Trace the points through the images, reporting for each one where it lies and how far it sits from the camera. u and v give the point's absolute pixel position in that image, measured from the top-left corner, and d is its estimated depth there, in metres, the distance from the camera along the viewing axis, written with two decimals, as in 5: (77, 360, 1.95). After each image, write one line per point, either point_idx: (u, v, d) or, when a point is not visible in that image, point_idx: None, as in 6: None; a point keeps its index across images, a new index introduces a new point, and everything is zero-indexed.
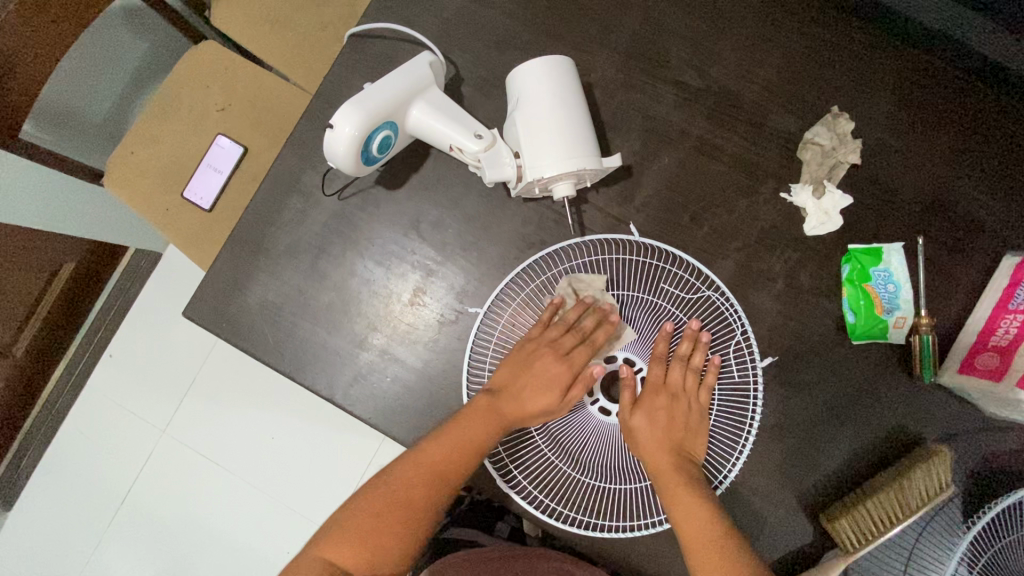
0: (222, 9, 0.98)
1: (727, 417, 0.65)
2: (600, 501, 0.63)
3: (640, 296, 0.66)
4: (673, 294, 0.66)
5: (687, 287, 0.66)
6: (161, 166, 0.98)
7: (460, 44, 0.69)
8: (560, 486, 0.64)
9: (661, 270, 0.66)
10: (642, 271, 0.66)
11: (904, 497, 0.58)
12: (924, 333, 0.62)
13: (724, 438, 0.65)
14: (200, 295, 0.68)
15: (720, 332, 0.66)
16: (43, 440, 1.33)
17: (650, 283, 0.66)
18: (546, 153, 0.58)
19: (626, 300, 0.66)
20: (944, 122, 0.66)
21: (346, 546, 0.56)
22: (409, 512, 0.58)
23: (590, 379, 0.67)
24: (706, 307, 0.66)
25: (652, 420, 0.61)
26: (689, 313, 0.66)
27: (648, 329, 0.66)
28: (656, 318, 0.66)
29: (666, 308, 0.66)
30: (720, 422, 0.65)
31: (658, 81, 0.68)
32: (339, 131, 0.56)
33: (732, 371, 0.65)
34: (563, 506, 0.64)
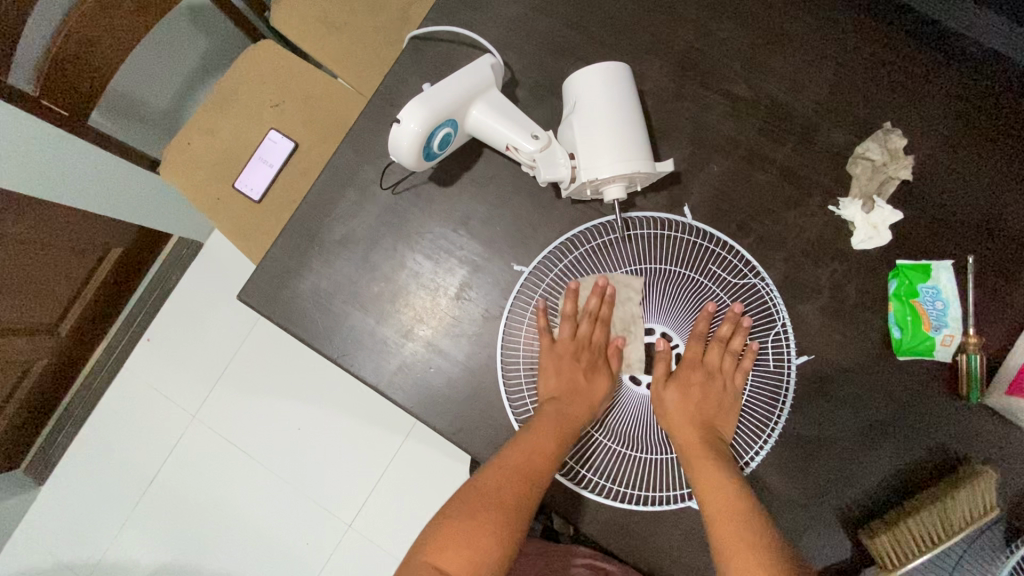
0: (281, 10, 1.03)
1: (759, 401, 0.67)
2: (622, 466, 0.66)
3: (682, 273, 0.67)
4: (721, 276, 0.67)
5: (733, 271, 0.67)
6: (216, 157, 1.02)
7: (516, 49, 0.71)
8: (584, 447, 0.67)
9: (708, 252, 0.67)
10: (687, 251, 0.67)
11: (949, 518, 0.57)
12: (971, 353, 0.62)
13: (755, 421, 0.66)
14: (255, 279, 0.70)
15: (761, 319, 0.67)
16: (78, 419, 1.38)
17: (696, 263, 0.67)
18: (600, 157, 0.60)
19: (669, 273, 0.67)
20: (996, 141, 0.66)
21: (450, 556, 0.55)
22: (501, 521, 0.58)
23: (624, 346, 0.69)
24: (749, 293, 0.67)
25: (685, 394, 0.64)
26: (732, 296, 0.67)
27: (687, 307, 0.68)
28: (698, 296, 0.67)
29: (708, 287, 0.67)
30: (750, 405, 0.67)
31: (710, 92, 0.69)
32: (405, 126, 0.58)
33: (767, 358, 0.67)
34: (585, 468, 0.66)
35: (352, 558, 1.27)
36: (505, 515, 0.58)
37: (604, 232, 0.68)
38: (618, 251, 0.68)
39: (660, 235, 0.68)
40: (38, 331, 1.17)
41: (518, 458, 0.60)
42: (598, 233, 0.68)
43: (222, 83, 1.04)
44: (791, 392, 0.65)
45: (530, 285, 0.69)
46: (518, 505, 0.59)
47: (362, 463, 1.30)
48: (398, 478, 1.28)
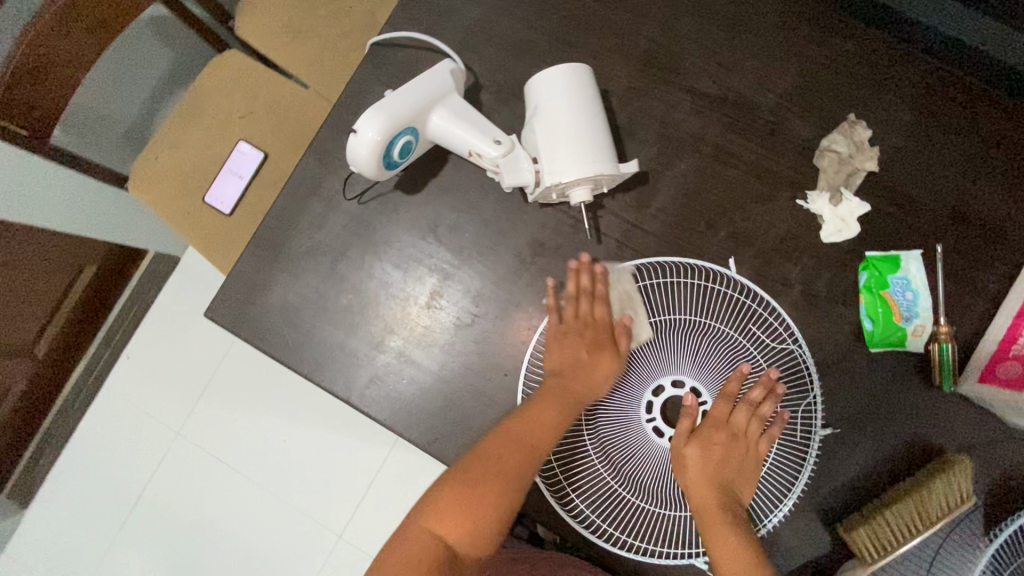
0: (246, 19, 1.01)
1: (782, 468, 0.64)
2: (632, 520, 0.63)
3: (717, 329, 0.64)
4: (760, 338, 0.64)
5: (764, 328, 0.64)
6: (184, 171, 1.01)
7: (479, 52, 0.70)
8: (597, 492, 0.63)
9: (734, 301, 0.65)
10: (713, 302, 0.65)
11: (926, 508, 0.57)
12: (942, 342, 0.62)
13: (774, 487, 0.64)
14: (221, 295, 0.69)
15: (794, 386, 0.64)
16: (60, 440, 1.35)
17: (727, 317, 0.64)
18: (563, 160, 0.59)
19: (707, 329, 0.64)
20: (961, 130, 0.66)
21: (445, 521, 0.56)
22: (498, 493, 0.57)
23: (650, 397, 0.64)
24: (787, 360, 0.64)
25: (705, 455, 0.60)
26: (767, 358, 0.64)
27: (720, 366, 0.64)
28: (734, 356, 0.64)
29: (744, 347, 0.64)
30: (773, 470, 0.64)
31: (675, 90, 0.69)
32: (363, 136, 0.57)
33: (797, 428, 0.64)
34: (591, 510, 0.64)
35: (344, 569, 1.26)
36: (502, 484, 0.57)
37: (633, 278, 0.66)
38: (648, 300, 0.65)
39: (681, 282, 0.65)
40: (13, 354, 1.15)
41: (516, 429, 0.59)
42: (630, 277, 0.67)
43: (189, 95, 1.02)
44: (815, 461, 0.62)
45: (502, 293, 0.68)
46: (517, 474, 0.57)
47: (349, 473, 1.29)
48: (386, 487, 1.27)
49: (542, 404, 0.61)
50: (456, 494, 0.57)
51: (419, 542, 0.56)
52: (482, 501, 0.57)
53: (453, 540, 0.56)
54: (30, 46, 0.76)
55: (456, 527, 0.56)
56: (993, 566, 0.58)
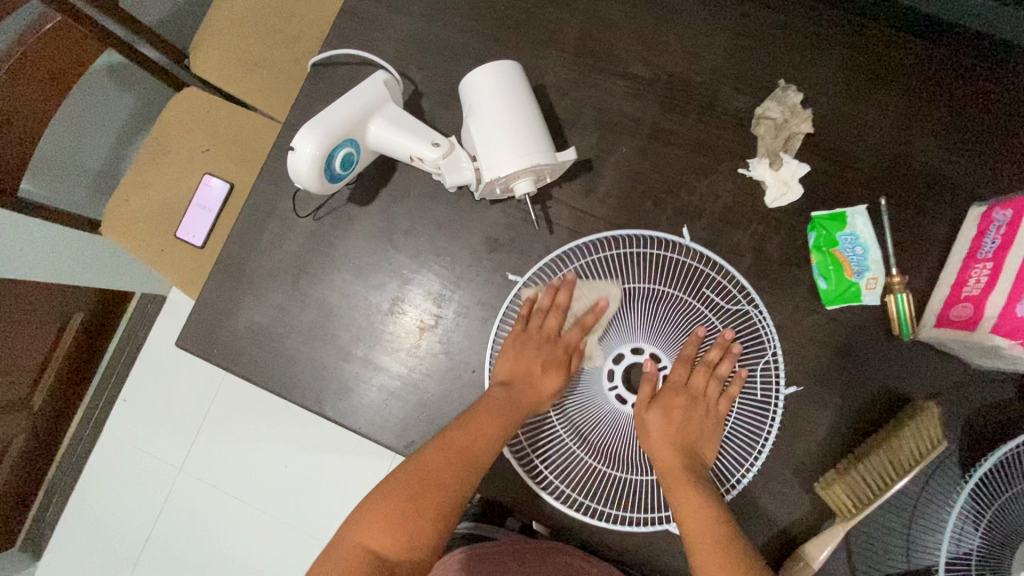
0: (199, 56, 1.04)
1: (744, 426, 0.66)
2: (605, 486, 0.64)
3: (670, 293, 0.66)
4: (715, 300, 0.66)
5: (718, 291, 0.66)
6: (154, 210, 1.03)
7: (416, 62, 0.72)
8: (569, 465, 0.65)
9: (687, 267, 0.66)
10: (667, 269, 0.67)
11: (897, 459, 0.58)
12: (896, 293, 0.63)
13: (739, 443, 0.66)
14: (190, 324, 0.70)
15: (752, 346, 0.66)
16: (66, 489, 1.37)
17: (681, 281, 0.66)
18: (500, 155, 0.60)
19: (661, 294, 0.66)
20: (891, 84, 0.67)
21: (378, 535, 0.56)
22: (432, 501, 0.58)
23: (611, 365, 0.66)
24: (742, 320, 0.66)
25: (666, 417, 0.62)
26: (724, 320, 0.66)
27: (677, 330, 0.66)
28: (690, 320, 0.66)
29: (701, 310, 0.66)
30: (734, 432, 0.66)
31: (608, 76, 0.70)
32: (302, 152, 0.59)
33: (756, 386, 0.65)
34: (562, 483, 0.65)
35: None
36: (433, 490, 0.58)
37: (586, 252, 0.68)
38: (602, 270, 0.67)
39: (634, 252, 0.67)
40: (10, 409, 1.17)
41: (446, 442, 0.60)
42: (584, 250, 0.68)
43: (152, 135, 1.05)
44: (778, 419, 0.64)
45: (462, 292, 0.69)
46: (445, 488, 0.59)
47: (353, 494, 1.29)
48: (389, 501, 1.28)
49: (493, 415, 0.62)
50: (391, 511, 0.57)
51: (355, 554, 0.55)
52: (417, 508, 0.57)
53: (388, 550, 0.56)
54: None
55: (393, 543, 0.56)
56: (973, 509, 0.59)
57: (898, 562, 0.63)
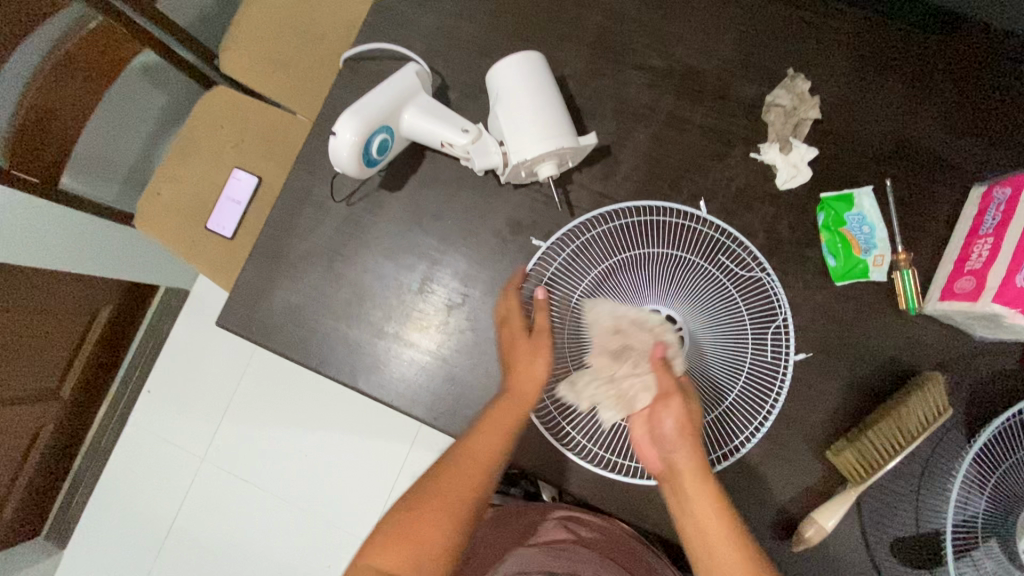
0: (229, 57, 1.09)
1: (758, 388, 0.67)
2: (620, 439, 0.67)
3: (686, 256, 0.68)
4: (729, 267, 0.68)
5: (737, 261, 0.69)
6: (185, 203, 1.08)
7: (442, 56, 0.77)
8: (586, 419, 0.67)
9: (703, 236, 0.70)
10: (685, 237, 0.70)
11: (905, 425, 0.62)
12: (903, 270, 0.67)
13: (749, 404, 0.66)
14: (230, 303, 0.74)
15: (763, 311, 0.68)
16: (90, 479, 1.40)
17: (697, 247, 0.69)
18: (527, 139, 0.64)
19: (679, 258, 0.68)
20: (893, 71, 0.71)
21: (432, 516, 0.57)
22: (470, 486, 0.59)
23: None
24: (755, 286, 0.68)
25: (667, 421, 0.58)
26: (738, 287, 0.68)
27: (692, 295, 0.67)
28: (706, 283, 0.67)
29: (717, 276, 0.68)
30: (746, 393, 0.67)
31: (625, 68, 0.74)
32: (342, 137, 0.62)
33: (767, 348, 0.67)
34: (579, 434, 0.67)
35: None
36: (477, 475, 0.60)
37: (606, 220, 0.71)
38: (621, 237, 0.70)
39: (653, 220, 0.71)
40: (39, 397, 1.22)
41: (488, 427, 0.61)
42: (603, 220, 0.71)
43: (184, 131, 1.10)
44: (787, 382, 0.66)
45: (488, 271, 0.73)
46: (487, 475, 0.60)
47: (372, 481, 1.35)
48: (409, 485, 1.34)
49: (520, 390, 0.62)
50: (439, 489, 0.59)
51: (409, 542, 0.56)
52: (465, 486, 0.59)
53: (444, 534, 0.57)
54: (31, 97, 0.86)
55: (424, 547, 0.56)
56: (978, 475, 0.63)
57: (906, 527, 0.66)
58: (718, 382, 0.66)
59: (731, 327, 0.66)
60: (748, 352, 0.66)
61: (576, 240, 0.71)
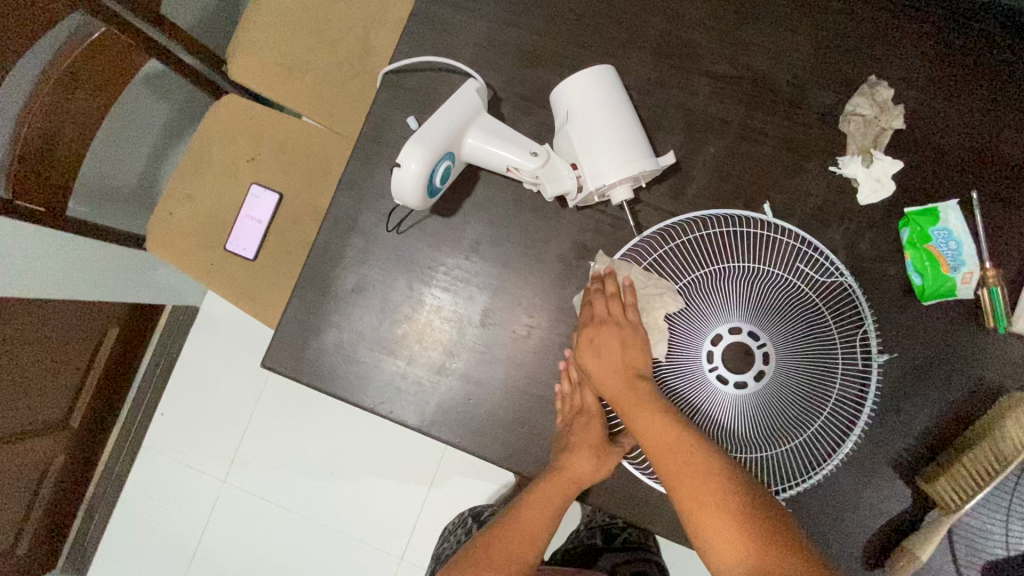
0: (240, 63, 1.01)
1: (851, 400, 0.61)
2: None
3: (764, 268, 0.63)
4: (808, 275, 0.64)
5: (819, 270, 0.64)
6: (200, 223, 1.01)
7: (493, 66, 0.71)
8: None
9: (782, 246, 0.65)
10: (761, 247, 0.66)
11: (1000, 450, 0.58)
12: (992, 286, 0.64)
13: (844, 416, 0.61)
14: (276, 343, 0.69)
15: (847, 318, 0.64)
16: (106, 508, 1.35)
17: (773, 257, 0.65)
18: (605, 163, 0.59)
19: (756, 270, 0.63)
20: (977, 75, 0.67)
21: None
22: (523, 552, 0.64)
23: (711, 346, 0.63)
24: (838, 292, 0.64)
25: (598, 354, 0.63)
26: (820, 295, 0.64)
27: (775, 307, 0.63)
28: (788, 294, 0.63)
29: (798, 285, 0.63)
30: (840, 405, 0.61)
31: (692, 76, 0.69)
32: (405, 168, 0.57)
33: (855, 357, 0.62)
34: None
35: None
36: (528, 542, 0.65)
37: (678, 234, 0.67)
38: (695, 253, 0.66)
39: (727, 232, 0.66)
40: (48, 429, 1.15)
41: (535, 502, 0.64)
42: (677, 231, 0.67)
43: (194, 145, 1.02)
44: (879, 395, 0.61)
45: (554, 299, 0.69)
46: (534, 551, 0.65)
47: (402, 497, 1.32)
48: (440, 500, 1.31)
49: (586, 454, 0.62)
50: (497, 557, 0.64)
51: None
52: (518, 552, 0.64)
53: None
54: (34, 119, 0.78)
55: None
56: None
57: (998, 549, 0.64)
58: (808, 396, 0.61)
59: (818, 339, 0.62)
60: (838, 362, 0.62)
61: (649, 260, 0.66)
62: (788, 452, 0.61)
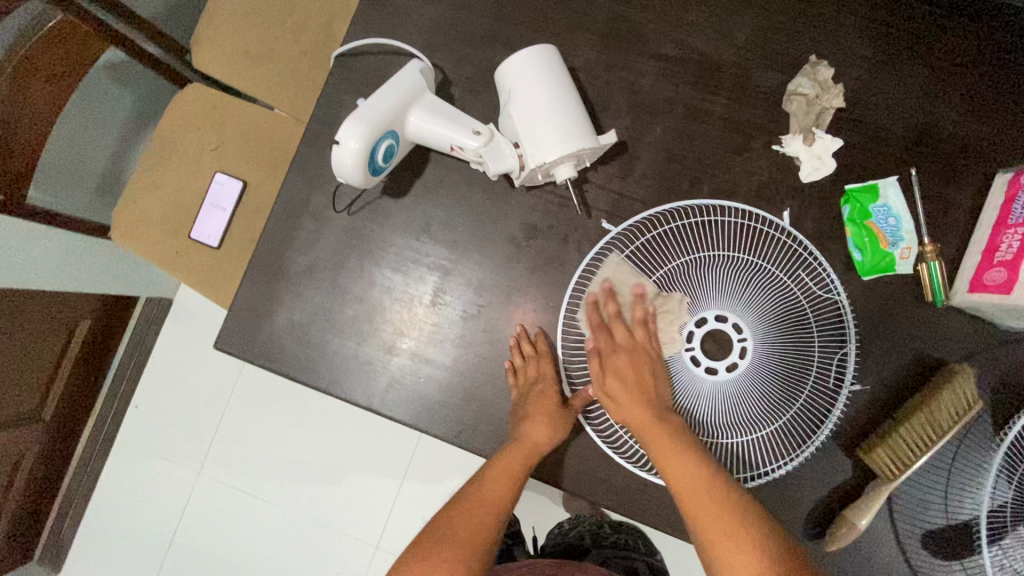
0: (203, 51, 1.01)
1: (821, 389, 0.64)
2: None
3: (741, 256, 0.65)
4: (784, 262, 0.66)
5: (794, 257, 0.66)
6: (165, 211, 1.01)
7: (443, 49, 0.71)
8: None
9: (757, 231, 0.67)
10: (740, 233, 0.67)
11: (936, 421, 0.60)
12: (930, 261, 0.65)
13: (814, 407, 0.64)
14: (229, 325, 0.69)
15: (825, 310, 0.65)
16: (81, 501, 1.35)
17: (750, 244, 0.66)
18: (545, 140, 0.60)
19: (737, 259, 0.65)
20: (917, 55, 0.68)
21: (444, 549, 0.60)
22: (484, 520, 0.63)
23: (692, 327, 0.65)
24: (816, 281, 0.65)
25: (620, 378, 0.62)
26: (799, 285, 0.65)
27: (754, 297, 0.65)
28: (769, 286, 0.65)
29: (776, 274, 0.65)
30: (812, 397, 0.64)
31: (639, 58, 0.70)
32: (345, 146, 0.58)
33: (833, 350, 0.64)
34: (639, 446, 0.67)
35: None
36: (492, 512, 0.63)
37: (658, 220, 0.68)
38: (677, 237, 0.67)
39: (710, 218, 0.67)
40: (20, 422, 1.15)
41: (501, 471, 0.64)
42: (660, 220, 0.68)
43: (159, 134, 1.02)
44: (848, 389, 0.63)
45: (504, 278, 0.70)
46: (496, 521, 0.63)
47: (378, 486, 1.33)
48: (415, 488, 1.32)
49: (543, 421, 0.64)
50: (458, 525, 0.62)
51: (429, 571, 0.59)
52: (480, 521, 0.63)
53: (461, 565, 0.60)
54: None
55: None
56: (1008, 464, 0.63)
57: (937, 519, 0.66)
58: (785, 385, 0.64)
59: (794, 329, 0.64)
60: (813, 353, 0.64)
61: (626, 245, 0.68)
62: (761, 438, 0.64)
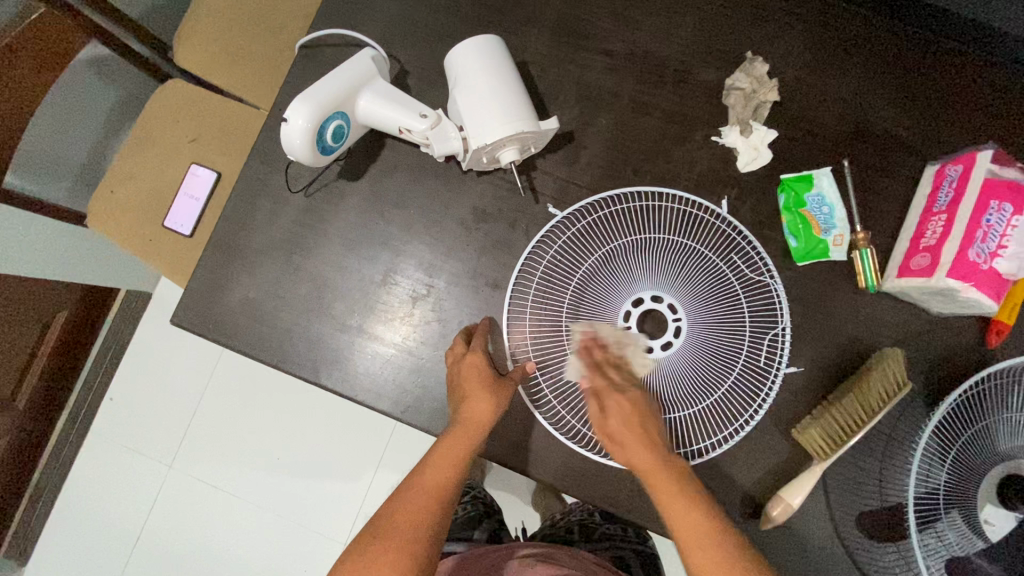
0: (183, 48, 1.05)
1: (755, 368, 0.66)
2: None
3: (680, 239, 0.68)
4: (719, 245, 0.69)
5: (730, 242, 0.69)
6: (141, 200, 1.04)
7: (401, 42, 0.75)
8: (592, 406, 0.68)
9: (693, 217, 0.70)
10: (677, 219, 0.70)
11: (868, 400, 0.62)
12: (862, 248, 0.68)
13: (748, 384, 0.66)
14: (185, 301, 0.71)
15: (758, 293, 0.68)
16: (51, 494, 1.34)
17: (687, 229, 0.69)
18: (487, 123, 0.63)
19: (676, 241, 0.68)
20: (849, 54, 0.72)
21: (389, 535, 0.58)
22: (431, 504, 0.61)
23: (631, 307, 0.67)
24: (750, 264, 0.68)
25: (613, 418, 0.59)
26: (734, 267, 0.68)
27: (689, 277, 0.67)
28: (707, 268, 0.67)
29: (712, 257, 0.68)
30: (745, 374, 0.66)
31: (587, 53, 0.74)
32: (294, 123, 0.61)
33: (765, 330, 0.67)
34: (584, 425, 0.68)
35: None
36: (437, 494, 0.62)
37: (600, 205, 0.70)
38: (617, 221, 0.70)
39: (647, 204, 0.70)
40: None
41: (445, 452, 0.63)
42: (604, 205, 0.71)
43: (137, 127, 1.06)
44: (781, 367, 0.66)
45: (454, 259, 0.72)
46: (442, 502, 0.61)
47: (349, 480, 1.33)
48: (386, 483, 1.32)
49: (483, 396, 0.64)
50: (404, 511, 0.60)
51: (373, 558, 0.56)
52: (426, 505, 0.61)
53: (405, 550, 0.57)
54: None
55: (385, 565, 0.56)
56: (940, 446, 0.63)
57: (871, 501, 0.67)
58: (719, 361, 0.66)
59: (729, 309, 0.66)
60: (747, 332, 0.66)
61: (568, 228, 0.70)
62: (698, 413, 0.65)
